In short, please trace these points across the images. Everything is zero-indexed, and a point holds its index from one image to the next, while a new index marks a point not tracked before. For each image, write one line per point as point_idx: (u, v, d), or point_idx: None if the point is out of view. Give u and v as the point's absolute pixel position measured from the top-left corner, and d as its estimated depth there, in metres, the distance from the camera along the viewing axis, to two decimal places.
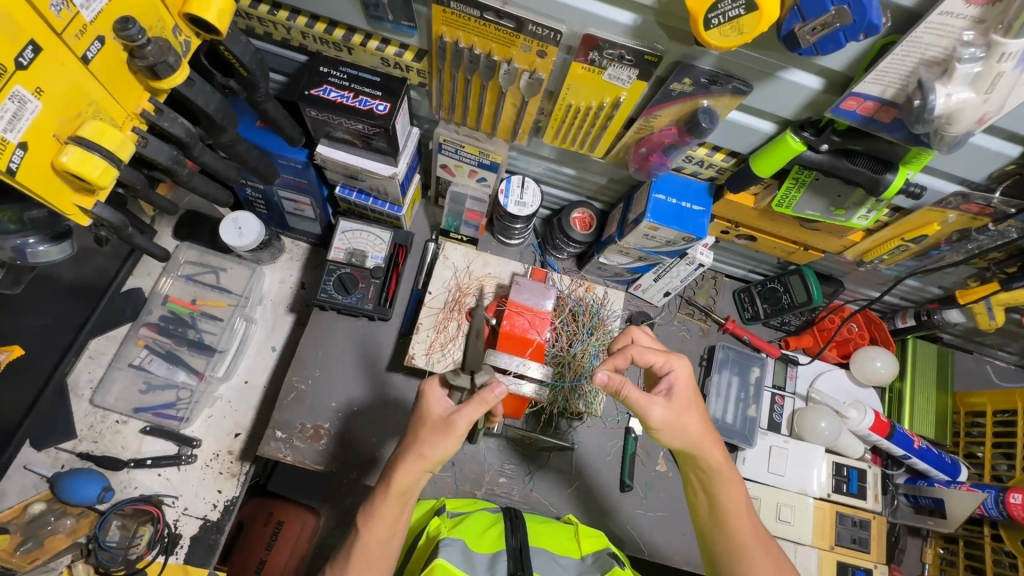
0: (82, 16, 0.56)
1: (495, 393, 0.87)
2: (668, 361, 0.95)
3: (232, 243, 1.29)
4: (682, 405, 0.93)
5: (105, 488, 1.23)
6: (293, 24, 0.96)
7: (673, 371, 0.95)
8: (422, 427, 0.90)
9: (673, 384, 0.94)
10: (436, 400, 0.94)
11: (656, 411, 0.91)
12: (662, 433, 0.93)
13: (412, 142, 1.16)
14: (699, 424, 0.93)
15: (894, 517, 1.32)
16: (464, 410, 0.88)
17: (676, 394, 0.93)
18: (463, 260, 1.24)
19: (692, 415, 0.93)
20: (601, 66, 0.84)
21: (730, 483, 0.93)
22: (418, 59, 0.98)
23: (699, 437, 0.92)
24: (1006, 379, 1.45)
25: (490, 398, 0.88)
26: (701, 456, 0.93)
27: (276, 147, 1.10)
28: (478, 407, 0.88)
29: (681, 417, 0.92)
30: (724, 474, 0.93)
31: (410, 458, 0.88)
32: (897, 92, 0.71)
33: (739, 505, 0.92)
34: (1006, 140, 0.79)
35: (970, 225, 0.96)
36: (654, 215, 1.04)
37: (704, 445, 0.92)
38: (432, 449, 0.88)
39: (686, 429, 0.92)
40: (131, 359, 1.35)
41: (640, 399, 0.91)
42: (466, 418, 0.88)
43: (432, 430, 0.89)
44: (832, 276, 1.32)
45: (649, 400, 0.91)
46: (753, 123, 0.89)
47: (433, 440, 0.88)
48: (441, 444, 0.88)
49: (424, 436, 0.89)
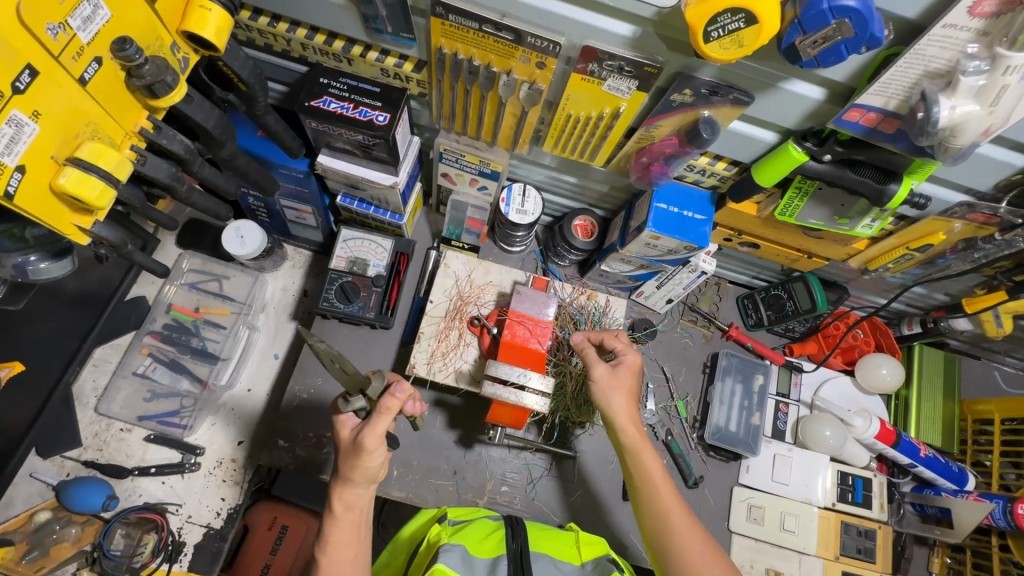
0: (79, 38, 0.56)
1: (395, 398, 0.83)
2: (623, 347, 1.01)
3: (234, 252, 1.29)
4: (619, 378, 0.97)
5: (110, 496, 1.24)
6: (293, 36, 0.96)
7: (626, 355, 1.00)
8: (339, 457, 0.87)
9: (620, 362, 0.99)
10: (342, 425, 0.88)
11: (596, 369, 0.98)
12: (598, 395, 0.97)
13: (413, 151, 1.16)
14: (627, 397, 0.97)
15: (900, 526, 1.29)
16: (367, 428, 0.84)
17: (620, 370, 0.98)
18: (464, 268, 1.23)
19: (623, 387, 0.97)
20: (600, 77, 0.84)
21: (645, 455, 0.93)
22: (417, 70, 0.98)
23: (622, 407, 0.96)
24: (1015, 385, 1.44)
25: (392, 404, 0.83)
26: (618, 428, 0.95)
27: (278, 157, 1.10)
28: (385, 416, 0.84)
29: (614, 386, 0.96)
30: (638, 443, 0.94)
31: (347, 484, 0.87)
32: (901, 103, 0.70)
33: (655, 476, 0.91)
34: (1011, 150, 0.78)
35: (976, 234, 0.95)
36: (656, 224, 1.03)
37: (623, 415, 0.95)
38: (358, 471, 0.85)
39: (611, 395, 0.96)
40: (135, 367, 1.36)
41: (591, 356, 0.99)
42: (372, 433, 0.83)
43: (348, 456, 0.86)
44: (837, 283, 1.31)
45: (594, 360, 0.99)
46: (755, 133, 0.88)
47: (353, 464, 0.85)
48: (362, 463, 0.85)
49: (343, 464, 0.87)
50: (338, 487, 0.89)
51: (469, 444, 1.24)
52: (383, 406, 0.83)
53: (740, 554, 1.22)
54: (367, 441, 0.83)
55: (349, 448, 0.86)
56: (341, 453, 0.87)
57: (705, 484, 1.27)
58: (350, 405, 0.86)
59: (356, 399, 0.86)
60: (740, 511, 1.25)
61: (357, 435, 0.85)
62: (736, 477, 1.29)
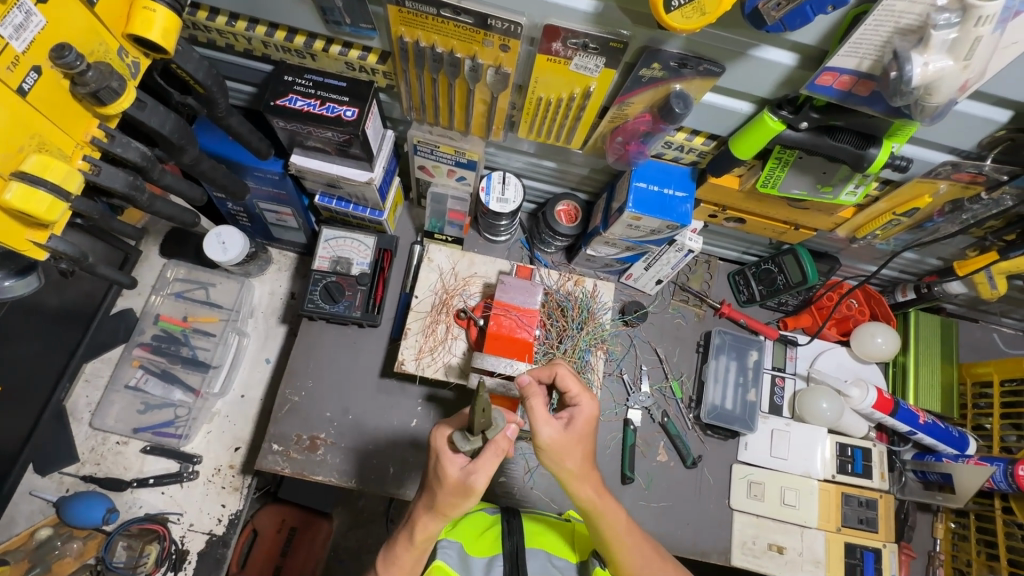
0: (12, 46, 0.56)
1: (510, 441, 0.79)
2: (579, 394, 0.88)
3: (217, 258, 1.28)
4: (574, 438, 0.85)
5: (110, 509, 1.24)
6: (252, 34, 0.94)
7: (579, 406, 0.87)
8: (437, 491, 0.81)
9: (573, 416, 0.86)
10: (449, 461, 0.80)
11: (546, 432, 0.83)
12: (548, 457, 0.85)
13: (387, 145, 1.14)
14: (583, 458, 0.86)
15: (903, 494, 1.28)
16: (480, 468, 0.78)
17: (572, 428, 0.86)
18: (448, 261, 1.22)
19: (576, 448, 0.85)
20: (567, 56, 0.81)
21: (609, 512, 0.89)
22: (382, 62, 0.96)
23: (576, 471, 0.86)
24: (1014, 346, 1.42)
25: (505, 445, 0.79)
26: (572, 489, 0.87)
27: (249, 160, 1.08)
28: (495, 456, 0.79)
29: (567, 450, 0.85)
30: (600, 506, 0.88)
31: (433, 516, 0.81)
32: (874, 63, 0.67)
33: (621, 529, 0.89)
34: (993, 106, 0.75)
35: (963, 195, 0.92)
36: (636, 204, 1.01)
37: (580, 479, 0.87)
38: (455, 510, 0.80)
39: (568, 460, 0.85)
40: (127, 380, 1.36)
41: (541, 415, 0.83)
42: (484, 476, 0.78)
43: (451, 494, 0.80)
44: (828, 253, 1.29)
45: (544, 418, 0.83)
46: (729, 104, 0.86)
47: (454, 503, 0.80)
48: (464, 504, 0.80)
49: (441, 499, 0.80)
50: (418, 514, 0.84)
51: None
52: (498, 446, 0.78)
53: (742, 531, 1.22)
54: (474, 482, 0.78)
55: (456, 486, 0.79)
56: (442, 488, 0.80)
57: (704, 463, 1.27)
58: (466, 444, 0.79)
59: (473, 439, 0.79)
60: (740, 488, 1.24)
61: (465, 473, 0.79)
62: (735, 454, 1.28)
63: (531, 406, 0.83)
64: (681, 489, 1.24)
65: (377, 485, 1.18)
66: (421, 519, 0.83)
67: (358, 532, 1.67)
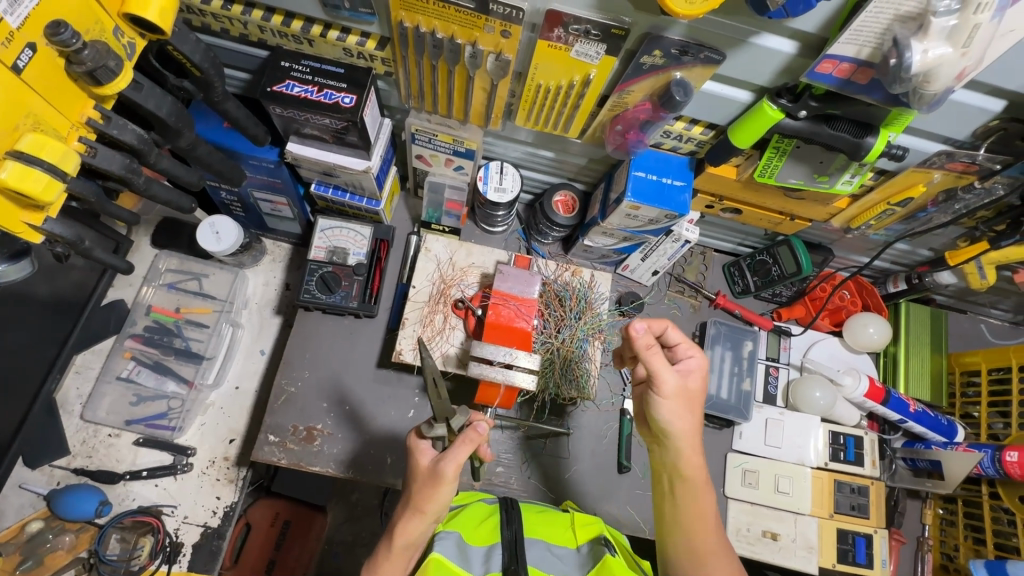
0: (7, 22, 0.55)
1: (479, 431, 0.81)
2: (681, 344, 0.94)
3: (210, 248, 1.26)
4: (691, 395, 0.91)
5: (102, 502, 1.23)
6: (248, 18, 0.92)
7: (692, 358, 0.93)
8: (413, 484, 0.85)
9: (687, 368, 0.92)
10: (420, 453, 0.86)
11: (669, 378, 0.89)
12: (664, 404, 0.90)
13: (384, 134, 1.13)
14: (694, 417, 0.91)
15: (893, 481, 1.31)
16: (447, 455, 0.82)
17: (689, 380, 0.92)
18: (445, 252, 1.22)
19: (688, 408, 0.91)
20: (568, 43, 0.81)
21: (700, 490, 0.91)
22: (381, 48, 0.95)
23: (687, 429, 0.91)
24: (1001, 336, 1.45)
25: (476, 437, 0.81)
26: (676, 449, 0.91)
27: (244, 147, 1.07)
28: (464, 446, 0.81)
29: (677, 403, 0.90)
30: (698, 479, 0.91)
31: (410, 514, 0.83)
32: (873, 51, 0.68)
33: (705, 512, 0.91)
34: (988, 95, 0.77)
35: (956, 184, 0.94)
36: (634, 194, 1.02)
37: (691, 440, 0.91)
38: (431, 503, 0.82)
39: (680, 413, 0.90)
40: (118, 371, 1.34)
41: (660, 364, 0.88)
42: (453, 464, 0.81)
43: (423, 484, 0.83)
44: (822, 245, 1.30)
45: (666, 369, 0.89)
46: (729, 93, 0.87)
47: (427, 493, 0.82)
48: (440, 495, 0.82)
49: (416, 490, 0.84)
50: (399, 517, 0.85)
51: None
52: (466, 436, 0.81)
53: (736, 518, 1.23)
54: (442, 468, 0.81)
55: (427, 474, 0.84)
56: (415, 479, 0.85)
57: (699, 452, 1.28)
58: (433, 429, 0.84)
59: (438, 426, 0.85)
60: (734, 476, 1.26)
61: (435, 462, 0.84)
62: (729, 443, 1.29)
63: (653, 355, 0.88)
64: None
65: (375, 476, 1.18)
66: (400, 519, 0.85)
67: (353, 526, 1.67)
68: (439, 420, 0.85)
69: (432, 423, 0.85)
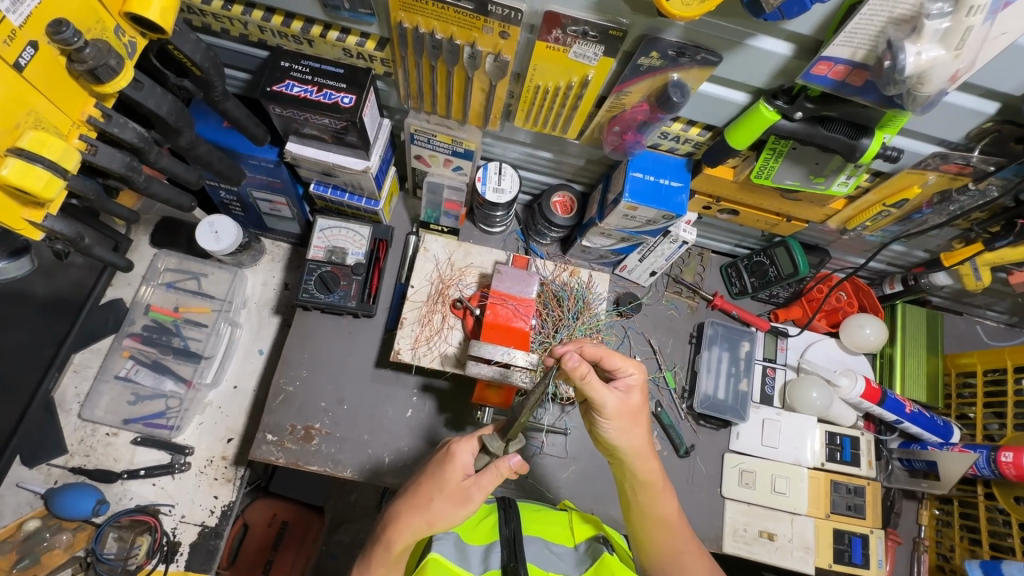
0: (9, 20, 0.56)
1: (513, 466, 0.87)
2: (624, 365, 0.91)
3: (209, 248, 1.27)
4: (635, 410, 0.90)
5: (100, 501, 1.23)
6: (249, 18, 0.93)
7: (631, 375, 0.91)
8: (435, 495, 0.86)
9: (629, 388, 0.91)
10: (453, 466, 0.87)
11: (611, 401, 0.87)
12: (609, 424, 0.89)
13: (383, 134, 1.14)
14: (644, 430, 0.92)
15: (889, 482, 1.32)
16: (481, 483, 0.86)
17: (631, 397, 0.91)
18: (444, 251, 1.22)
19: (637, 427, 0.91)
20: (566, 44, 0.82)
21: (659, 495, 0.94)
22: (380, 48, 0.95)
23: (637, 443, 0.91)
24: (997, 338, 1.46)
25: (507, 470, 0.87)
26: (633, 465, 0.92)
27: (244, 147, 1.07)
28: (494, 477, 0.87)
29: (626, 419, 0.90)
30: (659, 485, 0.94)
31: (420, 522, 0.85)
32: (868, 53, 0.69)
33: (671, 518, 0.95)
34: (982, 97, 0.78)
35: (951, 185, 0.94)
36: (632, 194, 1.02)
37: (643, 455, 0.92)
38: (445, 521, 0.85)
39: (632, 429, 0.90)
40: (117, 370, 1.34)
41: (599, 390, 0.86)
42: (480, 491, 0.86)
43: (447, 501, 0.85)
44: (818, 246, 1.31)
45: (606, 391, 0.87)
46: (725, 94, 0.87)
47: (446, 511, 0.85)
48: (455, 516, 0.85)
49: (437, 505, 0.85)
50: (404, 520, 0.86)
51: (461, 428, 1.24)
52: (500, 468, 0.86)
53: (732, 519, 1.23)
54: (470, 493, 0.85)
55: (453, 490, 0.86)
56: (440, 493, 0.86)
57: (697, 452, 1.29)
58: (493, 446, 0.85)
59: (496, 443, 0.85)
60: (731, 477, 1.26)
61: (465, 483, 0.86)
62: (726, 444, 1.30)
63: (590, 382, 0.85)
64: (674, 478, 1.26)
65: (373, 475, 1.19)
66: (410, 525, 0.85)
67: (351, 526, 1.67)
68: (498, 435, 0.86)
69: (489, 435, 0.86)
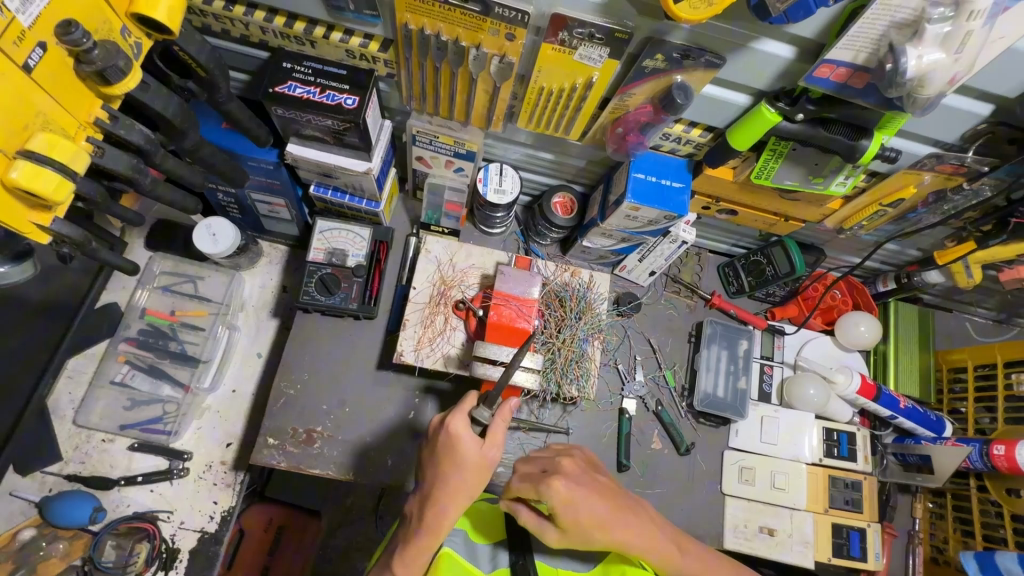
0: (18, 21, 0.55)
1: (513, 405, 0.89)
2: (489, 439, 0.86)
3: (207, 250, 1.25)
4: (577, 489, 0.85)
5: (97, 509, 1.21)
6: (251, 19, 0.92)
7: (563, 470, 0.86)
8: (462, 474, 0.84)
9: (500, 461, 0.87)
10: (465, 442, 0.84)
11: (554, 487, 0.84)
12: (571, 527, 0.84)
13: (385, 136, 1.13)
14: (604, 506, 0.85)
15: (884, 476, 1.34)
16: (495, 440, 0.86)
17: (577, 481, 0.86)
18: (445, 253, 1.22)
19: (591, 496, 0.84)
20: (571, 46, 0.82)
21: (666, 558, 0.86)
22: (384, 49, 0.95)
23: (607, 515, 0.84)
24: (985, 334, 1.49)
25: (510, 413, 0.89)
26: (623, 545, 0.84)
27: (245, 149, 1.07)
28: (504, 425, 0.88)
29: (575, 502, 0.84)
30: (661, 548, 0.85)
31: (459, 501, 0.83)
32: (869, 56, 0.70)
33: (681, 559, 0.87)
34: (976, 100, 0.80)
35: (945, 185, 0.97)
36: (634, 195, 1.03)
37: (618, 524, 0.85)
38: (477, 487, 0.85)
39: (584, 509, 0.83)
40: (112, 375, 1.32)
41: (534, 475, 0.86)
42: (496, 448, 0.86)
43: (475, 473, 0.84)
44: (814, 245, 1.33)
45: (541, 478, 0.86)
46: (727, 96, 0.89)
47: (479, 480, 0.84)
48: (484, 480, 0.86)
49: (470, 479, 0.84)
50: (442, 503, 0.83)
51: None
52: (502, 415, 0.88)
53: (733, 515, 1.25)
54: (491, 454, 0.85)
55: (476, 463, 0.84)
56: (467, 468, 0.84)
57: (697, 449, 1.30)
58: (483, 416, 0.89)
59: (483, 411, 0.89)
60: (731, 474, 1.28)
61: (483, 449, 0.85)
62: (726, 441, 1.32)
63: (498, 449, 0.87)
64: (675, 476, 1.27)
65: (376, 476, 1.18)
66: (449, 508, 0.83)
67: (349, 529, 1.67)
68: (483, 406, 0.90)
69: (477, 408, 0.89)
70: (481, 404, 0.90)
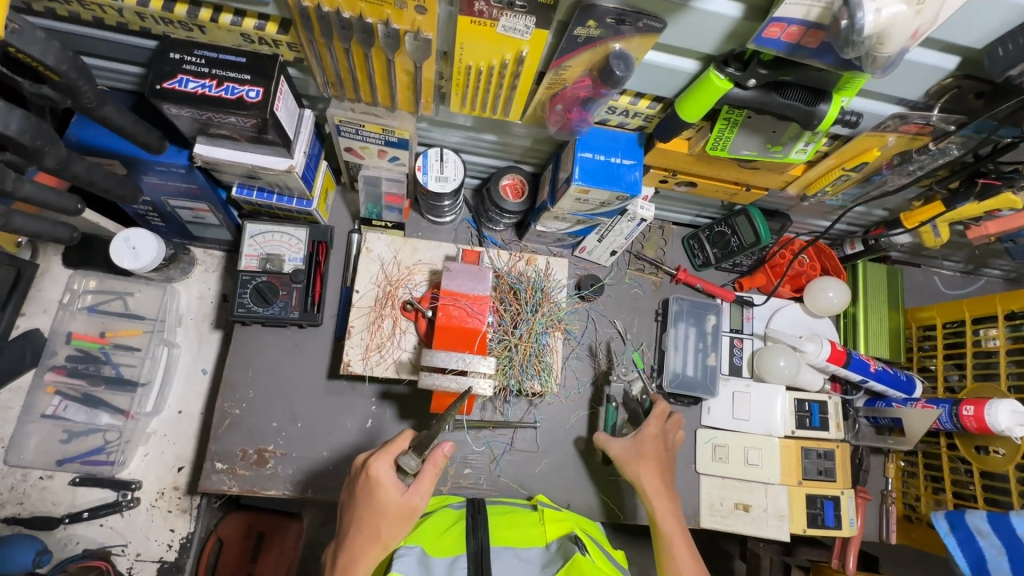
0: None
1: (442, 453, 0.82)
2: None
3: (127, 266, 1.14)
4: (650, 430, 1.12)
5: (40, 551, 1.14)
6: (121, 5, 0.79)
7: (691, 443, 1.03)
8: (378, 521, 0.80)
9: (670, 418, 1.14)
10: (382, 486, 0.81)
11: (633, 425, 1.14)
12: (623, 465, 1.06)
13: (306, 127, 1.02)
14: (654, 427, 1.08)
15: (857, 440, 1.33)
16: (419, 488, 0.82)
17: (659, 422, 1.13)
18: (389, 250, 1.13)
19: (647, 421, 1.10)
20: (492, 17, 0.72)
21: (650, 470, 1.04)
22: (284, 31, 0.83)
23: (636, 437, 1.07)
24: (953, 286, 1.47)
25: (441, 460, 0.84)
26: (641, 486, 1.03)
27: (145, 154, 0.95)
28: (433, 473, 0.84)
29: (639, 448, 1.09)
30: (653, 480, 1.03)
31: (373, 549, 0.80)
32: (823, 12, 0.62)
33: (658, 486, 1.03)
34: (942, 52, 0.72)
35: (910, 146, 0.91)
36: (583, 176, 0.95)
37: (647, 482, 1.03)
38: (395, 538, 0.81)
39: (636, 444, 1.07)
40: (42, 409, 1.20)
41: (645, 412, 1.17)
42: (420, 496, 0.82)
43: (391, 521, 0.81)
44: (779, 211, 1.27)
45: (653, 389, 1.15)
46: (673, 63, 0.79)
47: (396, 530, 0.81)
48: (404, 529, 0.82)
49: (386, 526, 0.80)
50: (357, 554, 0.80)
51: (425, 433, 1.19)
52: (434, 462, 0.83)
53: (709, 494, 1.23)
54: (414, 502, 0.82)
55: (392, 509, 0.81)
56: (384, 516, 0.81)
57: None
58: (411, 465, 0.82)
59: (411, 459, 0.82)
60: (704, 452, 1.25)
61: (405, 493, 0.82)
62: (698, 419, 1.29)
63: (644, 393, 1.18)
64: None
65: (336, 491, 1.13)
66: (363, 558, 0.80)
67: None
68: (411, 452, 0.83)
69: (404, 454, 0.83)
70: (410, 449, 0.84)
